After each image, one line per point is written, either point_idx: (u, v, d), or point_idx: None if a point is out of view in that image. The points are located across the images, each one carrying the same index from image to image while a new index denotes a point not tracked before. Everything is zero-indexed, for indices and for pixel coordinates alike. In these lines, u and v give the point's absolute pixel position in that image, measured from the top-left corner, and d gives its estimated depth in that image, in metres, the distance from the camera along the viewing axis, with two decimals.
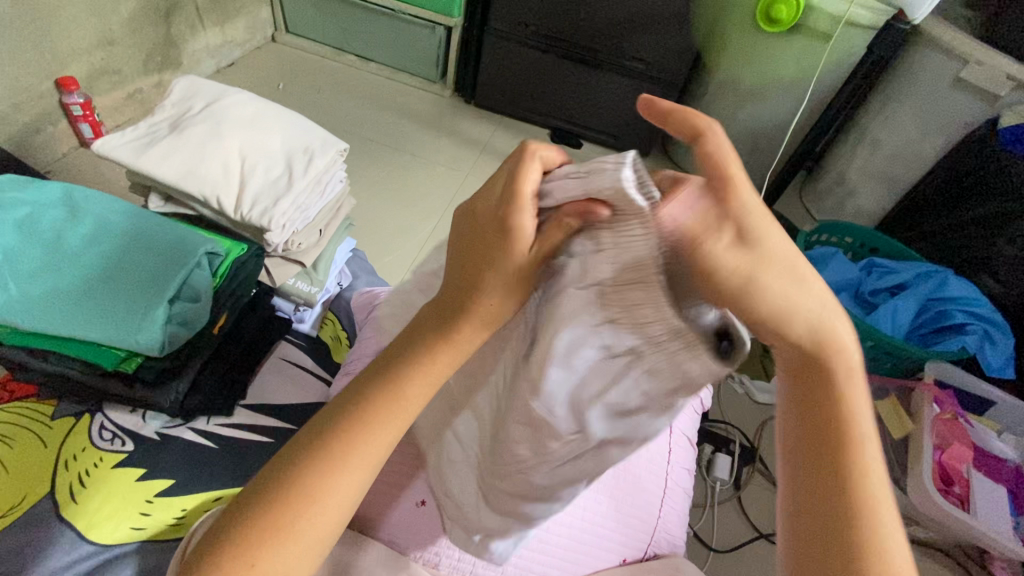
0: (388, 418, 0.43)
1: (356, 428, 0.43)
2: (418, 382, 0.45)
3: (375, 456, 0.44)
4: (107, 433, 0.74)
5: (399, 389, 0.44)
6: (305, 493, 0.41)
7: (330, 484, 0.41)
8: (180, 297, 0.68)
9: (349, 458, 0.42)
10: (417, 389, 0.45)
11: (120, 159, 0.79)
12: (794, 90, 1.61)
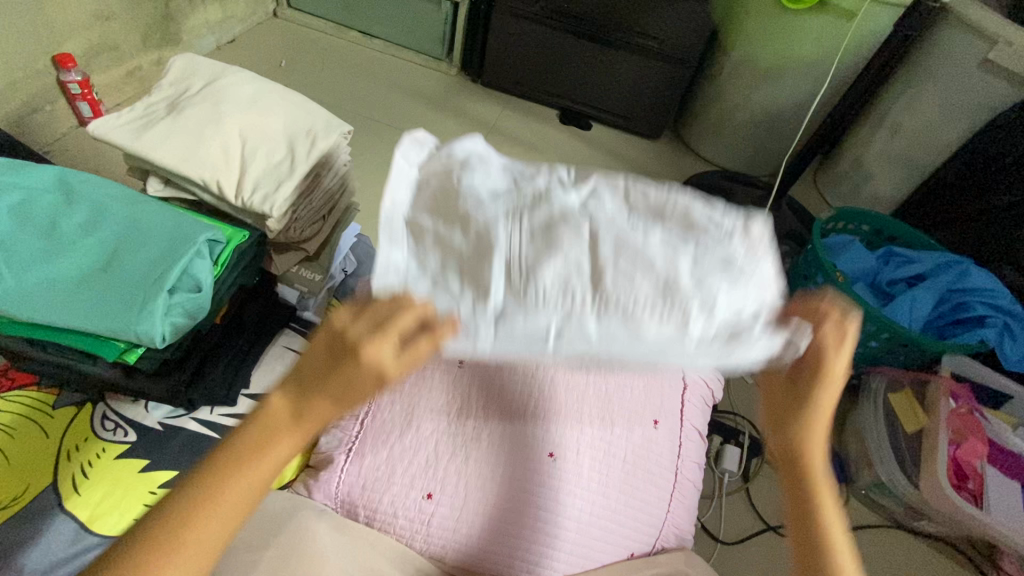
0: (264, 449, 0.40)
1: (230, 464, 0.39)
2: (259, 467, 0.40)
3: (250, 491, 0.40)
4: (110, 423, 0.74)
5: (254, 451, 0.39)
6: (168, 543, 0.37)
7: (199, 525, 0.38)
8: (179, 287, 0.66)
9: (221, 494, 0.39)
10: (256, 468, 0.39)
11: (117, 142, 0.76)
12: (813, 70, 1.56)
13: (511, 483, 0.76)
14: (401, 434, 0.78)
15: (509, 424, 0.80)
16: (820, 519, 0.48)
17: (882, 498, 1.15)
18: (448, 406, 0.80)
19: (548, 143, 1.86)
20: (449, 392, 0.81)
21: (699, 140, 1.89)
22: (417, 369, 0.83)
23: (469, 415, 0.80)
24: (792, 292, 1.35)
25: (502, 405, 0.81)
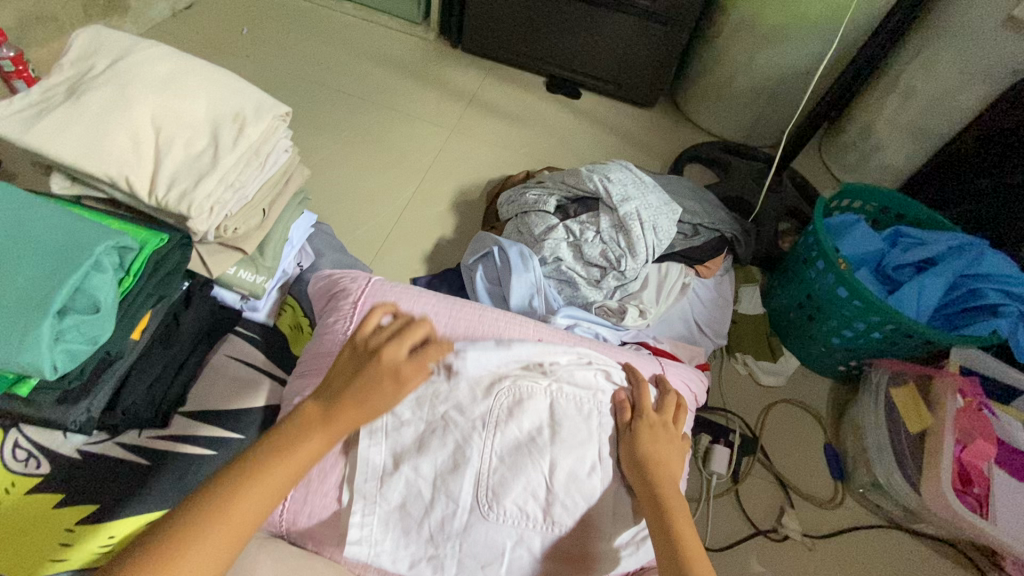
0: (263, 485, 0.52)
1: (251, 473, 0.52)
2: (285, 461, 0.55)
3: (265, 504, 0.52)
4: (21, 453, 0.66)
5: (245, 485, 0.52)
6: (216, 512, 0.49)
7: (242, 496, 0.51)
8: (72, 308, 0.57)
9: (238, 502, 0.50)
10: (276, 469, 0.54)
11: (4, 133, 0.65)
12: (819, 31, 1.42)
13: (511, 536, 0.70)
14: (386, 478, 0.71)
15: (506, 463, 0.72)
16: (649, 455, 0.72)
17: (880, 499, 1.08)
18: (436, 445, 0.72)
19: (533, 115, 1.72)
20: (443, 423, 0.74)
21: (695, 109, 1.76)
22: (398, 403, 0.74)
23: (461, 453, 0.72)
24: (790, 278, 1.26)
25: (496, 440, 0.73)
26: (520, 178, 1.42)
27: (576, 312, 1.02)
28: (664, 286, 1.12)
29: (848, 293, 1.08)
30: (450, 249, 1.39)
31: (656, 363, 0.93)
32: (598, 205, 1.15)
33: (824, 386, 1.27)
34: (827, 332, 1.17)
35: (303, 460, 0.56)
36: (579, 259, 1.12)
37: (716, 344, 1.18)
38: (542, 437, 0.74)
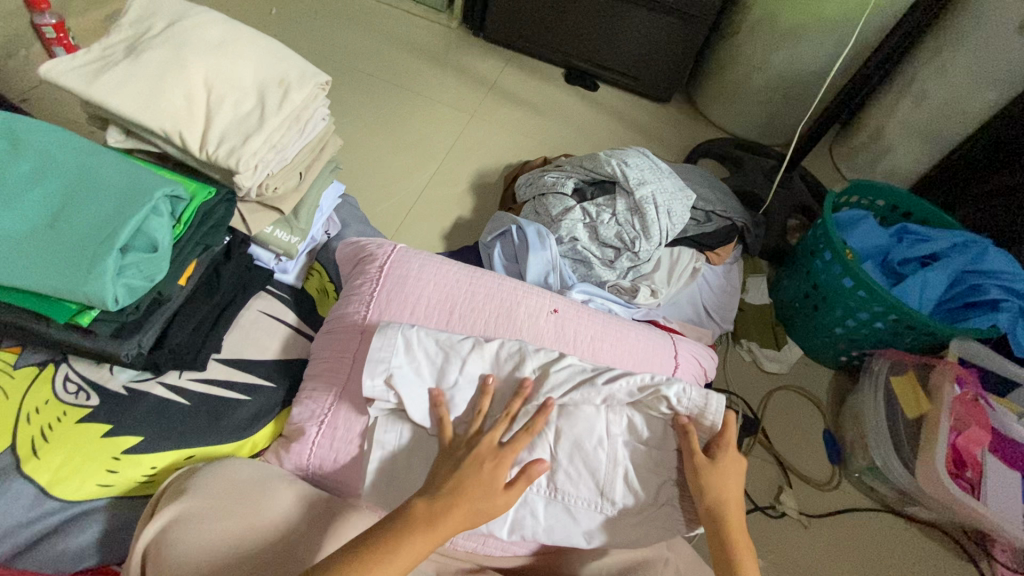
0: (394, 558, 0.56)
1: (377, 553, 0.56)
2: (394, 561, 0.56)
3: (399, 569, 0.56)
4: (71, 386, 0.71)
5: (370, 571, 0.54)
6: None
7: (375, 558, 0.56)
8: (132, 248, 0.61)
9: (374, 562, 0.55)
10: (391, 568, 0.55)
11: (69, 86, 0.70)
12: (836, 32, 1.45)
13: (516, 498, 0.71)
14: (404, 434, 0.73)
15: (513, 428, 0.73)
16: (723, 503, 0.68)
17: (875, 482, 1.13)
18: (450, 391, 0.73)
19: (551, 104, 1.76)
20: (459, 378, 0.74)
21: (710, 106, 1.80)
22: (415, 347, 0.75)
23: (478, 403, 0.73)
24: (797, 269, 1.29)
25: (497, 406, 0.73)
26: (537, 163, 1.46)
27: (590, 288, 1.07)
28: (675, 270, 1.16)
29: (853, 284, 1.12)
30: (467, 229, 1.43)
31: (667, 340, 0.95)
32: (615, 189, 1.19)
33: (825, 375, 1.31)
34: (831, 322, 1.21)
35: (407, 561, 0.57)
36: (595, 240, 1.16)
37: (722, 329, 1.21)
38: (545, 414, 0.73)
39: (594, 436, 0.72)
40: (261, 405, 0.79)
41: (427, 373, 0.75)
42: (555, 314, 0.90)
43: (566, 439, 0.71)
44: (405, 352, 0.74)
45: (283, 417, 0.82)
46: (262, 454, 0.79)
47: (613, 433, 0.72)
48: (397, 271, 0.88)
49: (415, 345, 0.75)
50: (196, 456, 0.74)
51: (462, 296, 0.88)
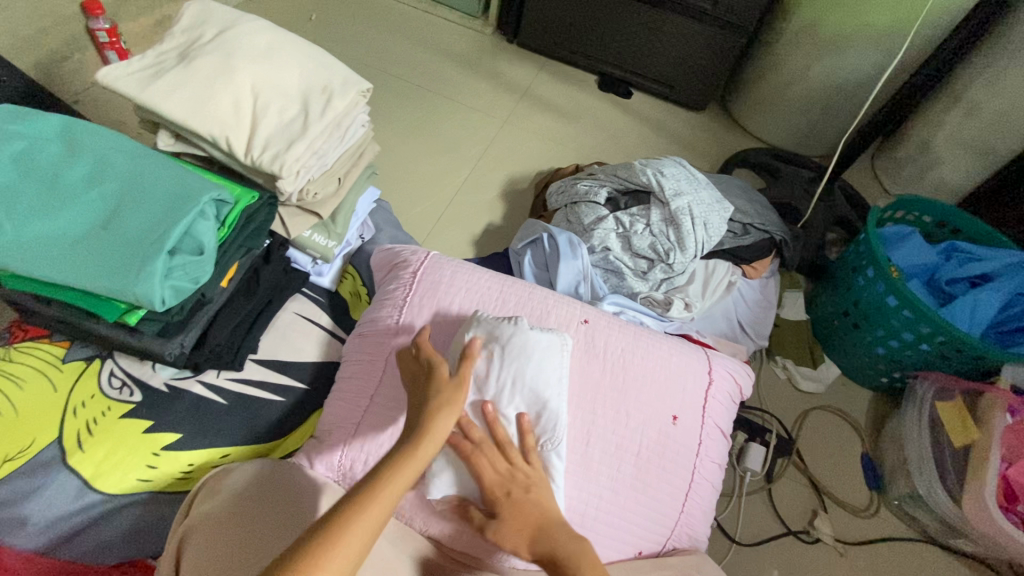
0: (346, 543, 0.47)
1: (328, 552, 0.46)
2: (366, 521, 0.49)
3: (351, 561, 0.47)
4: (116, 381, 0.73)
5: (343, 537, 0.47)
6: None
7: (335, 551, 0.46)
8: (180, 249, 0.63)
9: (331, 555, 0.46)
10: (363, 528, 0.48)
11: (125, 91, 0.72)
12: (883, 41, 1.41)
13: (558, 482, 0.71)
14: None
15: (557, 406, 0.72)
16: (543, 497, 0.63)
17: (916, 511, 1.08)
18: (529, 383, 0.71)
19: (584, 112, 1.75)
20: (525, 365, 0.72)
21: (747, 115, 1.76)
22: (510, 337, 0.74)
23: (544, 391, 0.72)
24: (836, 285, 1.25)
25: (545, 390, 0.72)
26: (569, 171, 1.45)
27: (622, 299, 1.05)
28: (709, 283, 1.13)
29: (898, 303, 1.07)
30: (498, 236, 1.43)
31: (702, 355, 0.93)
32: (649, 199, 1.17)
33: (863, 397, 1.26)
34: (873, 342, 1.17)
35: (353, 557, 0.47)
36: (628, 251, 1.14)
37: (757, 345, 1.18)
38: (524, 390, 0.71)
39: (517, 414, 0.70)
40: (294, 406, 0.80)
41: (525, 359, 0.72)
42: (586, 324, 0.88)
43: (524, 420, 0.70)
44: (505, 341, 0.73)
45: (315, 418, 0.83)
46: (294, 455, 0.79)
47: (525, 402, 0.71)
48: (431, 277, 0.88)
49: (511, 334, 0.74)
50: (231, 456, 0.75)
51: (493, 304, 0.87)
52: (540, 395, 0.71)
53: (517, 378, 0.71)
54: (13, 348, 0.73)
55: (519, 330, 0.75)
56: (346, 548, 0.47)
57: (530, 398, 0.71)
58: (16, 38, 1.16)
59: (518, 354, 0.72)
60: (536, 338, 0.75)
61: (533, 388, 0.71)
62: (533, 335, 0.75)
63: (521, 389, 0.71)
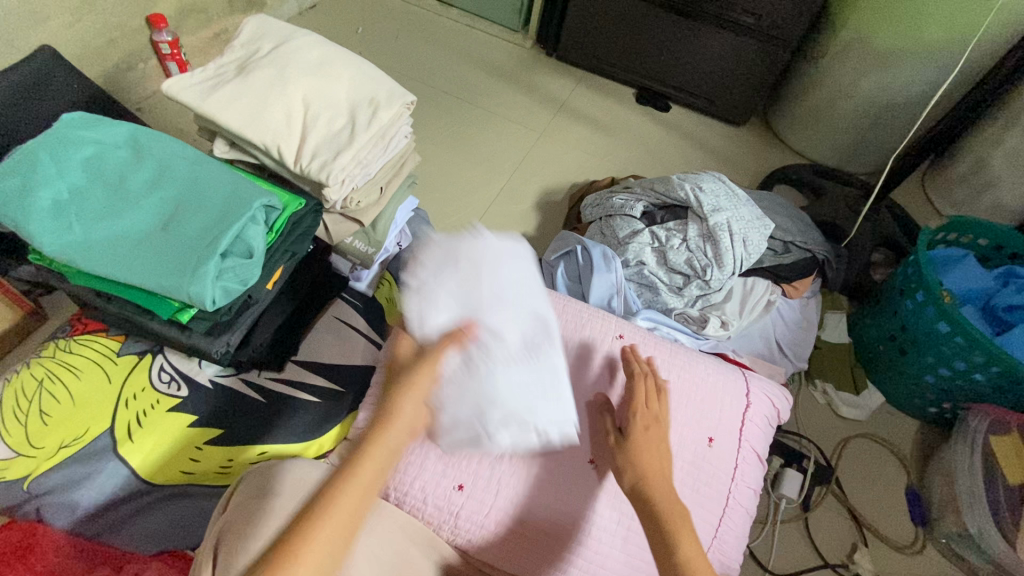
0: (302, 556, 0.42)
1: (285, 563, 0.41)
2: (329, 528, 0.44)
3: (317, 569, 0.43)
4: (165, 376, 0.76)
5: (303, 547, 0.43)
6: None
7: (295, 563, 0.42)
8: (231, 252, 0.66)
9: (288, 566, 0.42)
10: (337, 518, 0.45)
11: (187, 101, 0.76)
12: (938, 57, 1.36)
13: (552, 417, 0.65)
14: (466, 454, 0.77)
15: (539, 323, 0.66)
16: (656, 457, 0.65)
17: (965, 551, 1.01)
18: (505, 300, 0.64)
19: (622, 125, 1.75)
20: (495, 275, 0.65)
21: (789, 130, 1.72)
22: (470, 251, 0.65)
23: (519, 296, 0.65)
24: (882, 308, 1.20)
25: (528, 308, 0.66)
26: (605, 184, 1.44)
27: (656, 315, 1.04)
28: (747, 301, 1.11)
29: (949, 329, 1.03)
30: (531, 246, 1.44)
31: (739, 375, 0.91)
32: (687, 214, 1.15)
33: (908, 426, 1.21)
34: (921, 369, 1.11)
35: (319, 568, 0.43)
36: (663, 266, 1.13)
37: (796, 367, 1.15)
38: (506, 306, 0.63)
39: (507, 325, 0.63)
40: (330, 408, 0.82)
41: (491, 272, 0.64)
42: (620, 339, 0.87)
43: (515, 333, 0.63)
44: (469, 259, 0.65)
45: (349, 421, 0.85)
46: (327, 456, 0.81)
47: (508, 322, 0.63)
48: None
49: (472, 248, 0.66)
50: (268, 453, 0.77)
51: None
52: (519, 306, 0.65)
53: (493, 294, 0.63)
54: (73, 340, 0.77)
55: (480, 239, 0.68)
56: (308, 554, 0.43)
57: (513, 311, 0.63)
58: (87, 48, 1.24)
59: (485, 264, 0.65)
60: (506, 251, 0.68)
61: (508, 299, 0.64)
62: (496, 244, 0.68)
63: (501, 305, 0.63)
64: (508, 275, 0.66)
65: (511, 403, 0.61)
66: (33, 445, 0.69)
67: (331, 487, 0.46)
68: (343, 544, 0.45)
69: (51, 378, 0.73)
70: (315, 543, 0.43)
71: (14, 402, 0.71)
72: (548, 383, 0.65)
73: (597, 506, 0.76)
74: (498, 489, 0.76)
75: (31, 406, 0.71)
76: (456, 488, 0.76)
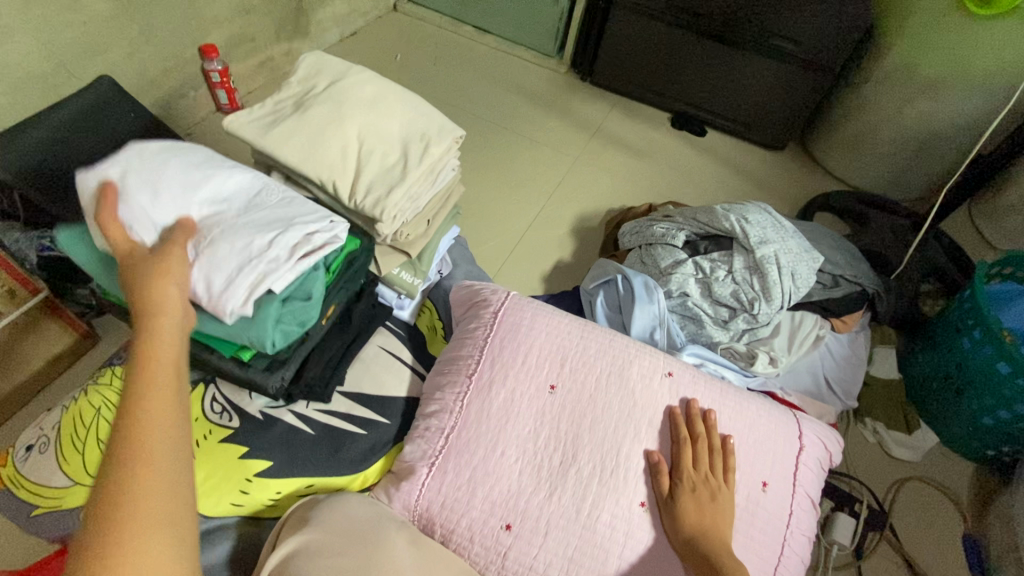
0: (143, 476, 0.41)
1: (131, 497, 0.40)
2: (154, 442, 0.42)
3: (169, 485, 0.42)
4: (217, 406, 0.77)
5: (140, 460, 0.41)
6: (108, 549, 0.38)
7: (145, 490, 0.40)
8: (292, 296, 0.66)
9: (133, 493, 0.40)
10: (156, 434, 0.43)
11: (247, 137, 0.78)
12: (991, 85, 1.32)
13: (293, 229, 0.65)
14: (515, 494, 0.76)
15: (257, 206, 0.66)
16: (714, 530, 0.71)
17: None
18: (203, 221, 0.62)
19: (657, 150, 1.74)
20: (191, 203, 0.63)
21: (829, 156, 1.69)
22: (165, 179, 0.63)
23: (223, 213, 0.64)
24: (935, 344, 1.16)
25: (229, 214, 0.64)
26: (642, 211, 1.43)
27: (701, 350, 1.02)
28: (796, 336, 1.08)
29: (1011, 371, 0.98)
30: (567, 273, 1.43)
31: (791, 418, 0.88)
32: (731, 245, 1.13)
33: (965, 469, 1.15)
34: (979, 411, 1.06)
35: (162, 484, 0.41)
36: (707, 298, 1.10)
37: (846, 405, 1.10)
38: (225, 227, 0.62)
39: (235, 234, 0.61)
40: (375, 441, 0.82)
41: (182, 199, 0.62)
42: (669, 377, 0.85)
43: (234, 224, 0.63)
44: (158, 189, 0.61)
45: (393, 453, 0.85)
46: (372, 489, 0.81)
47: (239, 231, 0.62)
48: (511, 318, 0.89)
49: (165, 177, 0.63)
50: (315, 485, 0.77)
51: (574, 350, 0.87)
52: (229, 214, 0.64)
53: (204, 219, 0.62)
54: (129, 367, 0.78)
55: (187, 167, 0.66)
56: (150, 483, 0.41)
57: (218, 228, 0.62)
58: (143, 78, 1.29)
59: (190, 195, 0.63)
60: (221, 181, 0.66)
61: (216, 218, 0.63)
62: (206, 166, 0.67)
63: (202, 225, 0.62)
64: (205, 191, 0.65)
65: (231, 252, 0.60)
66: (91, 474, 0.71)
67: (127, 407, 0.43)
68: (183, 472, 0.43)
69: (108, 408, 0.74)
70: (157, 445, 0.42)
71: (73, 430, 0.73)
72: (291, 246, 0.64)
73: (648, 551, 0.74)
74: (546, 529, 0.74)
75: (88, 435, 0.72)
76: (504, 528, 0.75)
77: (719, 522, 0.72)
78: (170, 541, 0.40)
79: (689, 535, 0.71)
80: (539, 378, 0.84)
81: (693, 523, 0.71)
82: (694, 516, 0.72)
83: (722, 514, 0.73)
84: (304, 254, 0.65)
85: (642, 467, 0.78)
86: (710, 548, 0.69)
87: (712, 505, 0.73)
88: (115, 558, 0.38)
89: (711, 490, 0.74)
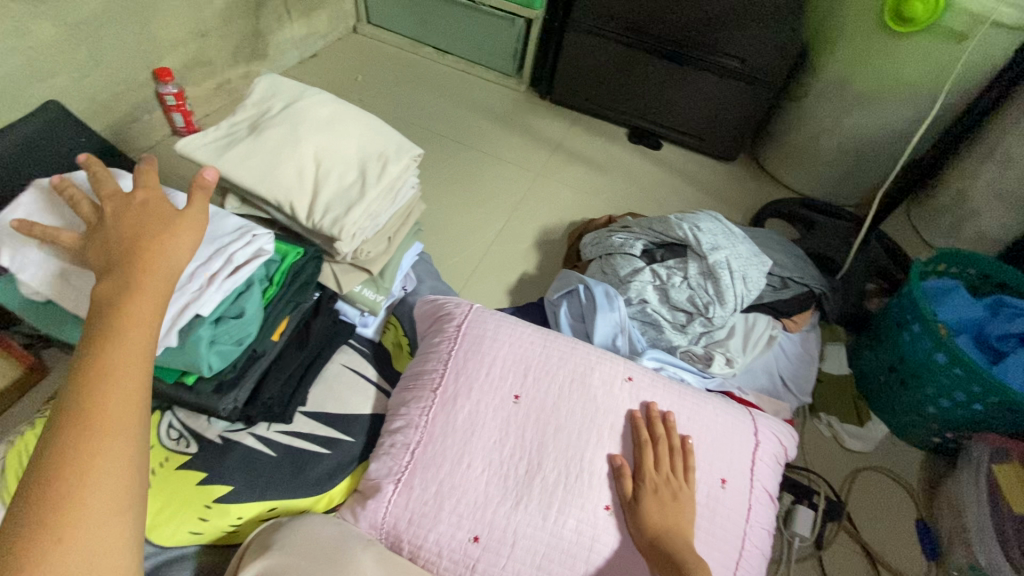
0: (102, 448, 0.43)
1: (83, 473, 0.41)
2: (121, 412, 0.45)
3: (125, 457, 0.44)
4: (174, 433, 0.76)
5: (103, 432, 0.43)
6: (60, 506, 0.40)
7: (97, 467, 0.42)
8: (226, 315, 0.65)
9: (87, 463, 0.42)
10: (121, 404, 0.45)
11: (201, 159, 0.78)
12: (917, 98, 1.42)
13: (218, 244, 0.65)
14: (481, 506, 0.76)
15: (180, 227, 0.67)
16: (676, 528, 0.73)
17: None
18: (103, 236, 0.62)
19: (616, 164, 1.80)
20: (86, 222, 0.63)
21: (777, 165, 1.78)
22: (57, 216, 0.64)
23: None
24: (880, 339, 1.22)
25: None
26: (602, 222, 1.48)
27: (662, 354, 1.05)
28: (750, 337, 1.12)
29: (947, 361, 1.04)
30: (533, 285, 1.46)
31: (747, 416, 0.91)
32: (686, 252, 1.18)
33: (914, 457, 1.21)
34: (922, 400, 1.12)
35: (116, 457, 0.43)
36: (665, 304, 1.14)
37: (800, 402, 1.15)
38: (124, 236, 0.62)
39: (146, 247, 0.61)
40: (340, 460, 0.81)
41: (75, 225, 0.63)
42: (629, 381, 0.88)
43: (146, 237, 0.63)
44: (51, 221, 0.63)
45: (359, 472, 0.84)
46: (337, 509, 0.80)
47: None
48: (474, 331, 0.90)
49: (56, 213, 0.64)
50: (278, 508, 0.76)
51: (537, 359, 0.88)
52: None
53: None
54: None
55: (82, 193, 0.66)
56: (107, 455, 0.43)
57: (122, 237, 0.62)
58: (94, 103, 1.27)
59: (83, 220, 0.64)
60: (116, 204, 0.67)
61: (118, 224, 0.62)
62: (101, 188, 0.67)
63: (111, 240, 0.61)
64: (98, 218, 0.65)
65: None
66: None
67: (96, 372, 0.45)
68: (145, 389, 0.47)
69: None
70: (116, 410, 0.44)
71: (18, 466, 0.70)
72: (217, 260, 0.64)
73: (614, 554, 0.76)
74: (512, 539, 0.75)
75: None
76: (472, 541, 0.75)
77: (683, 521, 0.74)
78: (128, 479, 0.43)
79: (653, 537, 0.73)
80: (503, 388, 0.85)
81: (657, 525, 0.73)
82: (658, 518, 0.74)
83: (684, 510, 0.76)
84: (234, 270, 0.64)
85: (607, 471, 0.80)
86: (673, 545, 0.71)
87: (674, 504, 0.75)
88: (87, 449, 0.42)
89: (671, 488, 0.77)
